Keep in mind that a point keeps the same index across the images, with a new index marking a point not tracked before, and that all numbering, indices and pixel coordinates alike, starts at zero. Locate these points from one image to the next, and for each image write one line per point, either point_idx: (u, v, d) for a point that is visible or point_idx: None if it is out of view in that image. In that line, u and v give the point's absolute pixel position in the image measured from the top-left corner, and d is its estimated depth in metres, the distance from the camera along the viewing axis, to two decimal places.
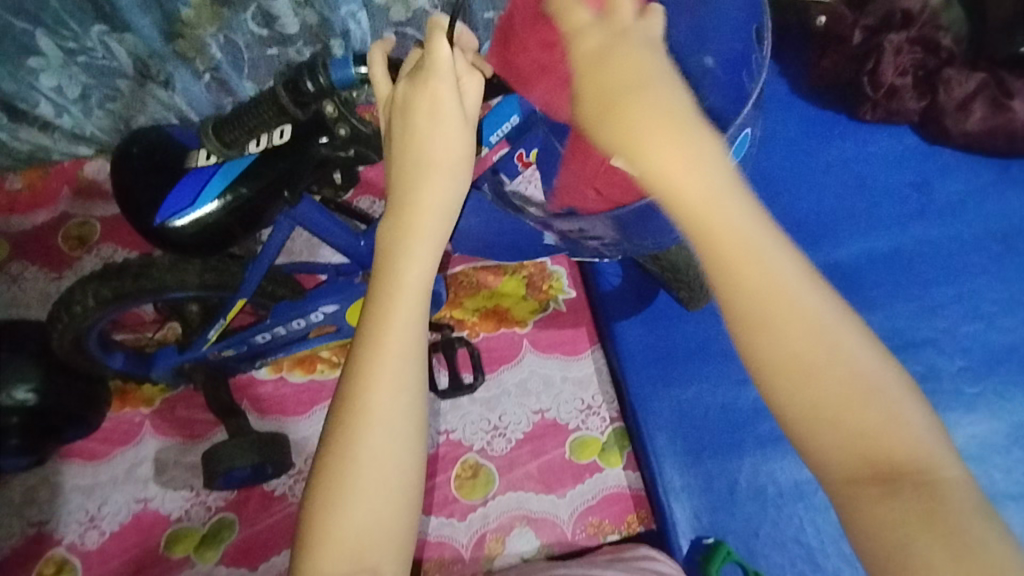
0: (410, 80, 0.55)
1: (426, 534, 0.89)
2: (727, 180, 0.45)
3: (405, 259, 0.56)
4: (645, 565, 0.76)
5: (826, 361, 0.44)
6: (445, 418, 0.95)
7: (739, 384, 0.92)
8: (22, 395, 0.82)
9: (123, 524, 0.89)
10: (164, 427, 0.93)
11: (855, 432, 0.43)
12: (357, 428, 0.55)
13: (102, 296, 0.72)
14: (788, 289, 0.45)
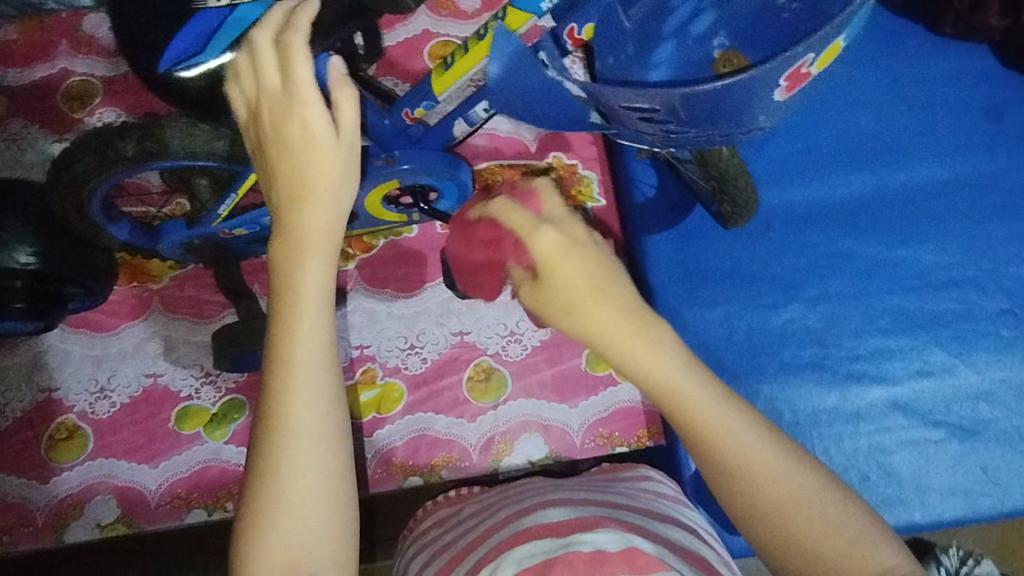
0: (273, 105, 0.55)
1: (435, 432, 0.89)
2: (632, 327, 0.47)
3: (296, 269, 0.53)
4: (646, 486, 0.75)
5: (737, 461, 0.48)
6: (460, 319, 0.92)
7: (769, 308, 0.89)
8: (25, 259, 0.78)
9: (133, 397, 0.88)
10: (173, 305, 0.91)
11: (782, 527, 0.48)
12: (278, 444, 0.50)
13: (104, 157, 0.66)
14: (700, 417, 0.48)
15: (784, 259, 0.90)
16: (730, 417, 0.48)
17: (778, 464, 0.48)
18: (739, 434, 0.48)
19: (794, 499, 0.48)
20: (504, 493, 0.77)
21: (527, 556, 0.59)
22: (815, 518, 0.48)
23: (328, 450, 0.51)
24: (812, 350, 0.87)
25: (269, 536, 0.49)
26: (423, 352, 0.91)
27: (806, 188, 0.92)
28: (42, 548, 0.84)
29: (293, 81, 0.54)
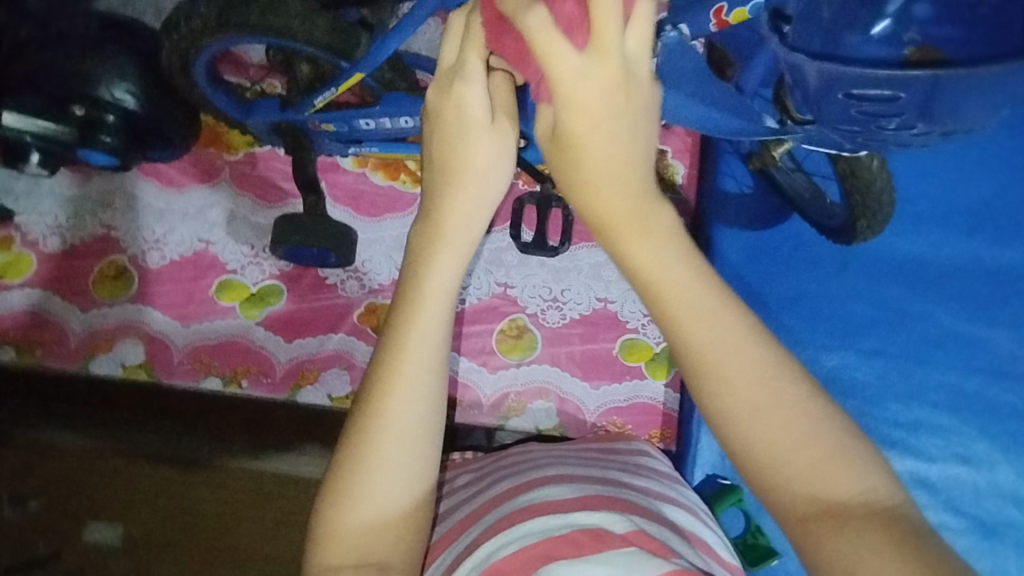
0: (440, 91, 0.55)
1: (454, 374, 0.89)
2: (623, 196, 0.46)
3: (427, 270, 0.55)
4: (643, 463, 0.73)
5: (727, 367, 0.45)
6: (508, 272, 0.91)
7: (821, 349, 0.86)
8: (120, 95, 0.79)
9: (183, 257, 0.91)
10: (242, 181, 0.93)
11: (781, 442, 0.44)
12: (375, 429, 0.53)
13: (224, 19, 0.66)
14: (686, 316, 0.45)
15: (851, 304, 0.87)
16: (717, 321, 0.45)
17: (773, 373, 0.45)
18: (727, 331, 0.45)
19: (780, 398, 0.45)
20: (499, 459, 0.74)
21: (533, 530, 0.58)
22: (778, 423, 0.45)
23: (414, 441, 0.54)
24: (852, 402, 0.84)
25: (354, 511, 0.53)
26: (463, 293, 0.91)
27: (898, 240, 0.87)
28: (67, 370, 0.88)
29: (466, 73, 0.54)
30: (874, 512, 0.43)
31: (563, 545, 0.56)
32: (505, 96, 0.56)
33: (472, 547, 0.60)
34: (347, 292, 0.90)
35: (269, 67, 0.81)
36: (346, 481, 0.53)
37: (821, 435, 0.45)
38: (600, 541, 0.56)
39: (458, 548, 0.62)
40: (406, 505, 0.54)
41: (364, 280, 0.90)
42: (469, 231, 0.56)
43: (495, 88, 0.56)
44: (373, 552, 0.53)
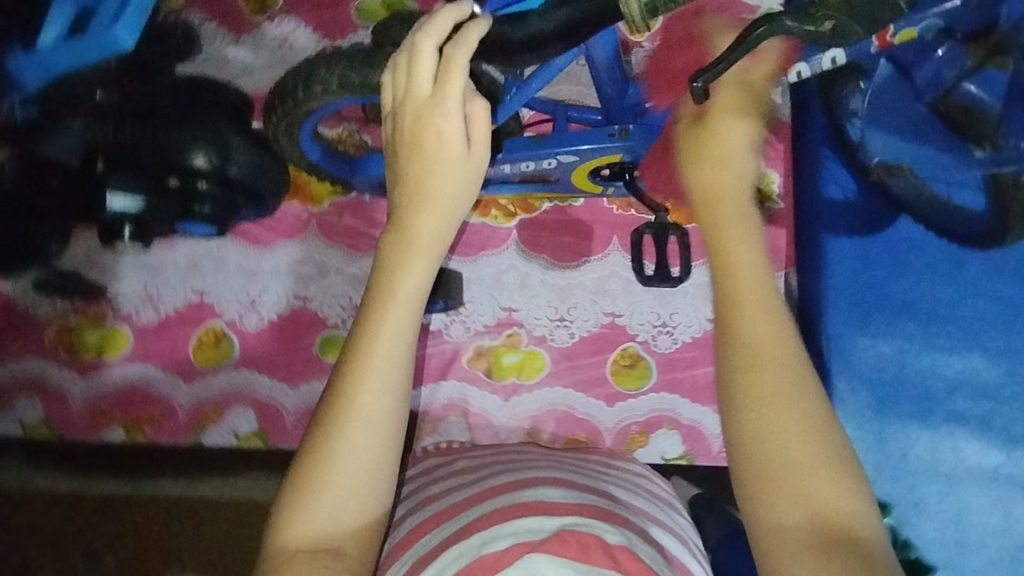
0: (416, 110, 0.56)
1: (572, 411, 0.87)
2: (738, 207, 0.54)
3: (397, 273, 0.55)
4: (640, 480, 0.72)
5: (790, 393, 0.48)
6: (613, 301, 0.89)
7: (945, 353, 0.84)
8: (203, 161, 0.74)
9: (281, 316, 0.88)
10: (330, 232, 0.90)
11: (821, 488, 0.46)
12: (342, 423, 0.53)
13: (348, 81, 0.63)
14: (774, 351, 0.49)
15: (969, 303, 0.85)
16: (787, 381, 0.48)
17: (825, 419, 0.48)
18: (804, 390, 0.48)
19: (807, 473, 0.46)
20: (496, 455, 0.74)
21: (523, 526, 0.53)
22: (829, 500, 0.46)
23: (379, 433, 0.53)
24: (983, 404, 0.83)
25: (320, 496, 0.52)
26: (571, 326, 0.89)
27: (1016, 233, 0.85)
28: (179, 444, 0.86)
29: (443, 90, 0.55)
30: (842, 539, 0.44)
31: (549, 540, 0.50)
32: (482, 132, 0.57)
33: (455, 539, 0.55)
34: (452, 336, 0.89)
35: (366, 119, 0.79)
36: (313, 468, 0.52)
37: (799, 475, 0.46)
38: (608, 547, 0.51)
39: (433, 538, 0.58)
40: (368, 496, 0.53)
41: (468, 323, 0.89)
42: (441, 236, 0.57)
43: (471, 109, 0.57)
44: (330, 540, 0.51)
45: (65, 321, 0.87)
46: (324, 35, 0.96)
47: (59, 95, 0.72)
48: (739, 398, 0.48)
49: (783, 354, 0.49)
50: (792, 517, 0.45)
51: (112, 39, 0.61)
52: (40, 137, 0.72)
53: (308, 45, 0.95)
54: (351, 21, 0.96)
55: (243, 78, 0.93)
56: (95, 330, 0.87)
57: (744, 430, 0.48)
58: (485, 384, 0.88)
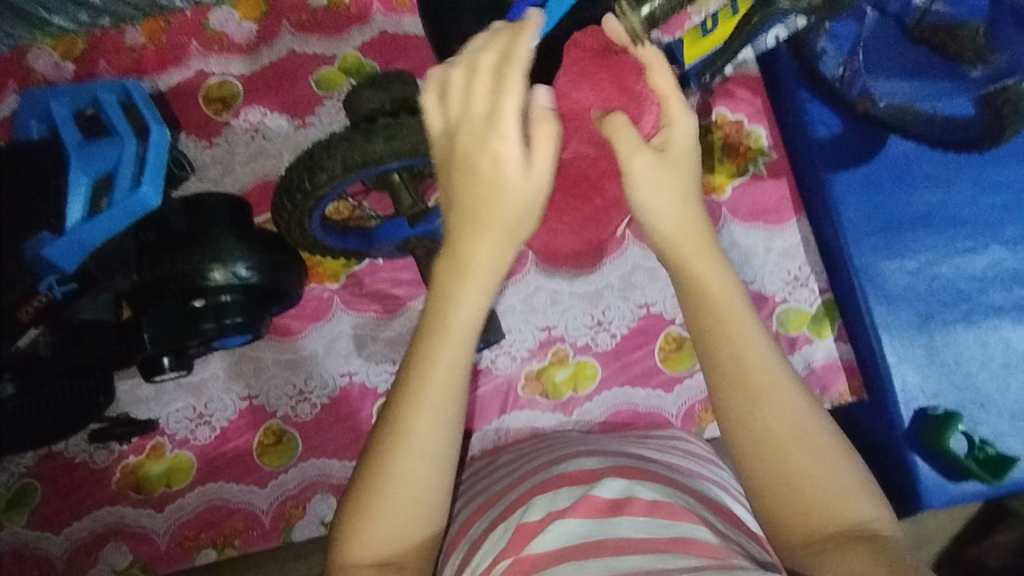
0: (472, 135, 0.48)
1: (635, 407, 0.89)
2: (739, 308, 0.56)
3: (453, 303, 0.52)
4: (677, 445, 0.74)
5: (766, 411, 0.55)
6: (644, 292, 0.91)
7: (969, 252, 0.86)
8: (223, 275, 0.75)
9: (333, 397, 0.89)
10: (356, 303, 0.91)
11: (809, 479, 0.54)
12: (401, 437, 0.54)
13: (351, 161, 0.67)
14: (751, 369, 0.56)
15: (976, 200, 0.87)
16: (763, 400, 0.55)
17: (810, 430, 0.55)
18: (784, 395, 0.55)
19: (790, 469, 0.54)
20: (535, 443, 0.77)
21: (559, 496, 0.58)
22: (802, 451, 0.54)
23: (439, 457, 0.55)
24: (1016, 291, 0.85)
25: (387, 497, 0.54)
26: (611, 328, 0.90)
27: None
28: (271, 548, 0.87)
29: (499, 113, 0.47)
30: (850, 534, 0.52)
31: (576, 507, 0.56)
32: (545, 160, 0.49)
33: (500, 518, 0.59)
34: (502, 369, 0.90)
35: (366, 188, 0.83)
36: (376, 473, 0.55)
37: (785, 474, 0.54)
38: (615, 507, 0.55)
39: (478, 530, 0.61)
40: (428, 498, 0.56)
41: (513, 352, 0.90)
42: (495, 266, 0.52)
43: (533, 128, 0.49)
44: (399, 537, 0.55)
45: (126, 462, 0.87)
46: (292, 115, 0.96)
47: (95, 264, 0.68)
48: (730, 423, 0.56)
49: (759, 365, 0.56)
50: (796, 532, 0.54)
51: (140, 199, 0.63)
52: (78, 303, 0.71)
53: (281, 129, 0.96)
54: (315, 95, 0.97)
55: (226, 179, 0.95)
56: (158, 462, 0.87)
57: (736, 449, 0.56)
58: (545, 405, 0.89)
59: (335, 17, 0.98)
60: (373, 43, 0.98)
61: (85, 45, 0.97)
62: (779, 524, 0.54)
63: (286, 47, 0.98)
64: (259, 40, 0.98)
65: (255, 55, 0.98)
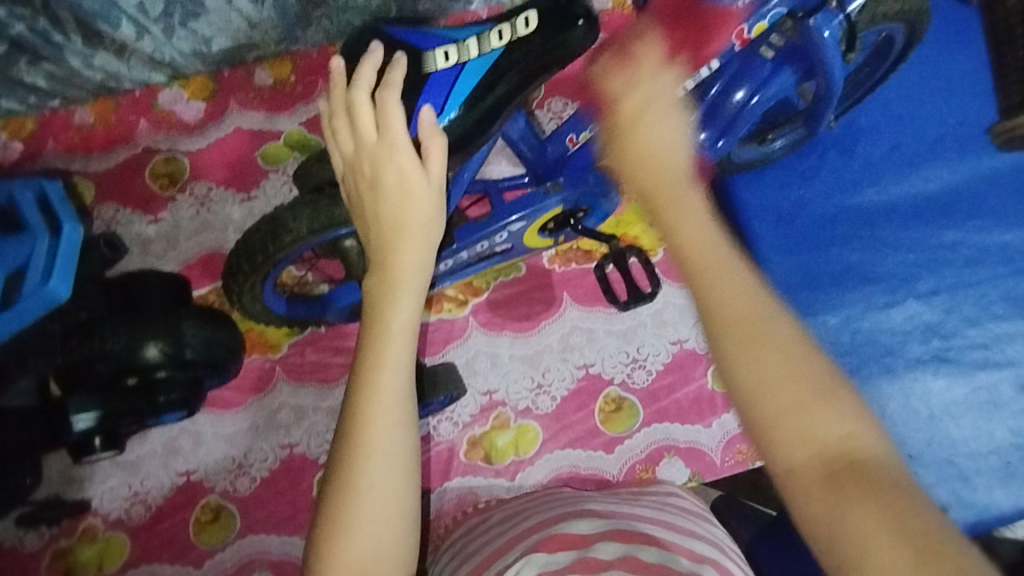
0: (371, 158, 0.56)
1: (578, 469, 0.89)
2: (697, 217, 0.54)
3: (388, 310, 0.58)
4: (672, 502, 0.78)
5: (737, 325, 0.49)
6: (582, 353, 0.93)
7: (888, 307, 0.91)
8: (152, 353, 0.74)
9: (273, 470, 0.88)
10: (297, 372, 0.91)
11: (810, 423, 0.46)
12: (359, 456, 0.56)
13: (317, 224, 0.68)
14: (715, 279, 0.51)
15: (891, 257, 0.92)
16: (792, 392, 0.47)
17: (792, 350, 0.48)
18: (768, 316, 0.49)
19: (834, 432, 0.46)
20: (533, 499, 0.81)
21: (552, 558, 0.62)
22: (780, 377, 0.47)
23: (400, 460, 0.57)
24: (934, 343, 0.89)
25: (352, 531, 0.54)
26: (551, 390, 0.92)
27: (906, 183, 0.94)
28: None
29: (388, 135, 0.56)
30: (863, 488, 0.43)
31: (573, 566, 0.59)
32: (440, 167, 0.57)
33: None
34: (444, 436, 0.90)
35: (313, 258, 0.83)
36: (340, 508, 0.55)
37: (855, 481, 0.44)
38: (607, 565, 0.59)
39: None
40: (391, 532, 0.55)
41: (456, 417, 0.91)
42: (420, 270, 0.59)
43: (425, 141, 0.57)
44: None
45: (57, 545, 0.85)
46: (238, 189, 0.99)
47: None
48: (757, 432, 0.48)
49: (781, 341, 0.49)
50: (804, 467, 0.45)
51: (49, 292, 0.62)
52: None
53: (226, 202, 0.98)
54: (261, 169, 1.00)
55: (171, 252, 0.96)
56: (88, 545, 0.85)
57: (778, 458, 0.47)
58: (487, 471, 0.89)
59: (282, 96, 1.03)
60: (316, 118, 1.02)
61: (33, 125, 1.00)
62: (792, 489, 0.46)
63: (233, 123, 1.01)
64: (205, 118, 1.02)
65: (203, 132, 1.01)
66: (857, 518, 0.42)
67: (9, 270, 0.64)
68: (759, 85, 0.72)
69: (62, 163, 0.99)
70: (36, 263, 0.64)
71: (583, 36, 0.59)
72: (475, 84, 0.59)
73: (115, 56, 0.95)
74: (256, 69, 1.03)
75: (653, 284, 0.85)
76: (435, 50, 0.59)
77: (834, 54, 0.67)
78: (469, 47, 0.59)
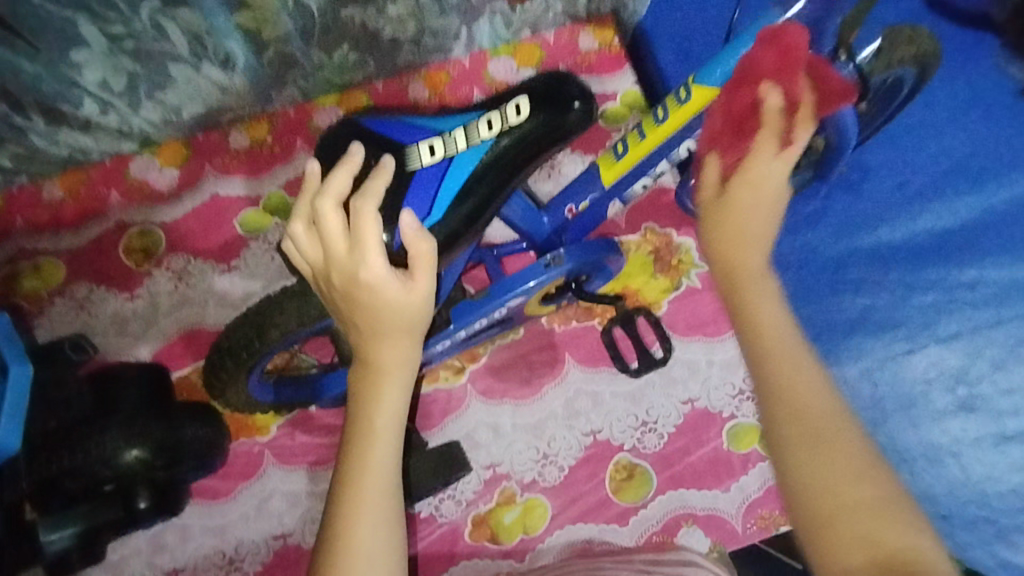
0: (343, 271, 0.51)
1: (591, 543, 0.84)
2: (767, 293, 0.56)
3: (372, 406, 0.55)
4: (686, 572, 0.72)
5: (801, 413, 0.52)
6: (589, 418, 0.88)
7: (907, 354, 0.86)
8: (127, 459, 0.68)
9: (266, 563, 0.83)
10: (288, 456, 0.86)
11: (873, 537, 0.47)
12: (340, 568, 0.51)
13: (307, 315, 0.63)
14: (786, 368, 0.53)
15: (909, 301, 0.87)
16: (839, 473, 0.50)
17: (849, 453, 0.50)
18: (832, 406, 0.52)
19: (893, 529, 0.48)
20: (538, 574, 0.75)
21: None
22: (843, 475, 0.50)
23: (386, 572, 0.52)
24: (960, 391, 0.84)
25: None
26: (558, 460, 0.87)
27: (917, 222, 0.90)
28: None
29: (357, 250, 0.50)
30: None
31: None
32: (424, 271, 0.52)
33: None
34: (447, 515, 0.85)
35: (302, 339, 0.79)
36: None
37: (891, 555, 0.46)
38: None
39: None
40: None
41: (458, 495, 0.86)
42: (405, 364, 0.55)
43: (412, 249, 0.52)
44: None
45: None
46: (218, 260, 0.94)
47: None
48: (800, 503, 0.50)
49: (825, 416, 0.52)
50: (855, 561, 0.47)
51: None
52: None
53: (206, 275, 0.93)
54: (241, 238, 0.95)
55: (149, 331, 0.91)
56: None
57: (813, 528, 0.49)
58: (494, 550, 0.84)
59: (260, 158, 0.98)
60: (297, 181, 0.97)
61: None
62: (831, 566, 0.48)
63: (209, 190, 0.97)
64: (179, 187, 0.97)
65: (178, 200, 0.96)
66: None
67: None
68: None
69: (32, 242, 0.94)
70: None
71: (580, 117, 0.57)
72: (467, 174, 0.56)
73: (81, 132, 0.90)
74: (232, 131, 0.98)
75: (665, 346, 0.80)
76: (419, 143, 0.55)
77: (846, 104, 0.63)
78: (456, 139, 0.56)
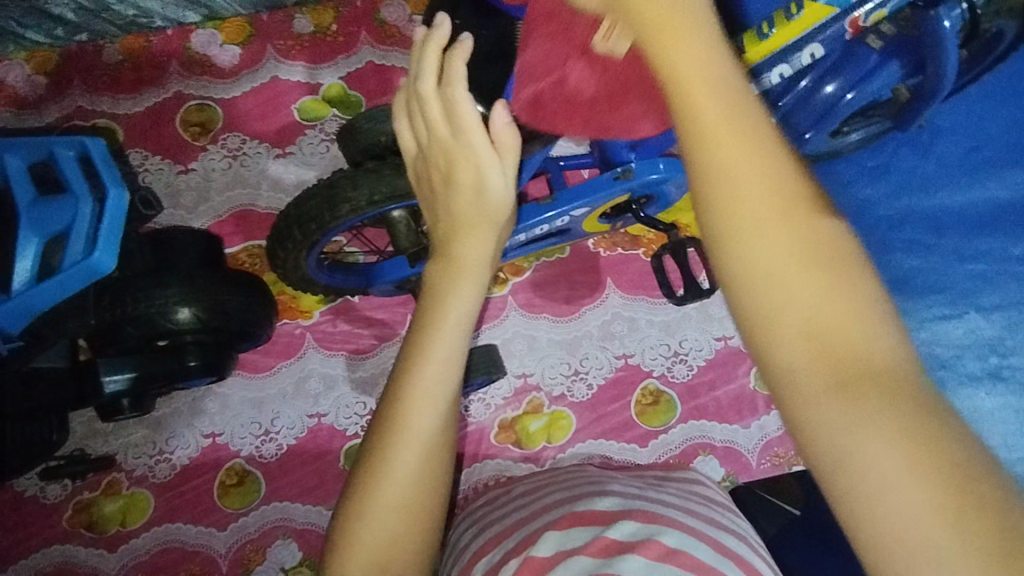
0: (442, 150, 0.53)
1: (609, 459, 0.87)
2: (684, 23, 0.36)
3: (449, 292, 0.55)
4: (698, 491, 0.73)
5: (763, 241, 0.34)
6: (623, 342, 0.90)
7: (947, 319, 0.86)
8: (182, 317, 0.71)
9: (299, 438, 0.87)
10: (329, 342, 0.89)
11: (885, 410, 0.31)
12: (395, 443, 0.51)
13: (377, 194, 0.64)
14: (737, 163, 0.34)
15: (957, 267, 0.87)
16: (842, 326, 0.33)
17: (816, 265, 0.34)
18: (795, 225, 0.34)
19: (905, 396, 0.32)
20: (551, 477, 0.78)
21: (570, 536, 0.59)
22: (822, 319, 0.33)
23: (438, 452, 0.53)
24: (991, 360, 0.85)
25: (377, 517, 0.50)
26: (588, 378, 0.89)
27: (978, 190, 0.89)
28: None
29: (463, 134, 0.52)
30: (926, 449, 0.30)
31: (588, 546, 0.57)
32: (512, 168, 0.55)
33: (512, 549, 0.61)
34: (475, 417, 0.88)
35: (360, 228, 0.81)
36: (368, 493, 0.51)
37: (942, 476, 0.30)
38: (625, 547, 0.56)
39: (498, 551, 0.63)
40: (421, 521, 0.52)
41: (488, 399, 0.89)
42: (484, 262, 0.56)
43: (500, 139, 0.53)
44: (388, 565, 0.50)
45: (81, 497, 0.84)
46: (274, 143, 0.94)
47: None
48: (774, 351, 0.34)
49: (795, 213, 0.35)
50: (835, 427, 0.32)
51: (92, 263, 0.62)
52: (31, 353, 0.65)
53: (260, 156, 0.93)
54: (298, 125, 0.94)
55: (200, 206, 0.92)
56: (111, 499, 0.84)
57: (801, 399, 0.33)
58: (516, 454, 0.87)
59: (323, 45, 0.96)
60: (359, 73, 0.96)
61: (59, 59, 0.94)
62: (803, 412, 0.33)
63: (270, 72, 0.95)
64: (241, 64, 0.95)
65: (238, 78, 0.95)
66: (930, 512, 0.29)
67: (52, 232, 0.63)
68: (856, 80, 0.68)
69: (89, 103, 0.94)
70: (82, 229, 0.64)
71: None
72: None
73: None
74: (297, 15, 0.97)
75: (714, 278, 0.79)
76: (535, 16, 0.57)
77: (952, 47, 0.62)
78: None
